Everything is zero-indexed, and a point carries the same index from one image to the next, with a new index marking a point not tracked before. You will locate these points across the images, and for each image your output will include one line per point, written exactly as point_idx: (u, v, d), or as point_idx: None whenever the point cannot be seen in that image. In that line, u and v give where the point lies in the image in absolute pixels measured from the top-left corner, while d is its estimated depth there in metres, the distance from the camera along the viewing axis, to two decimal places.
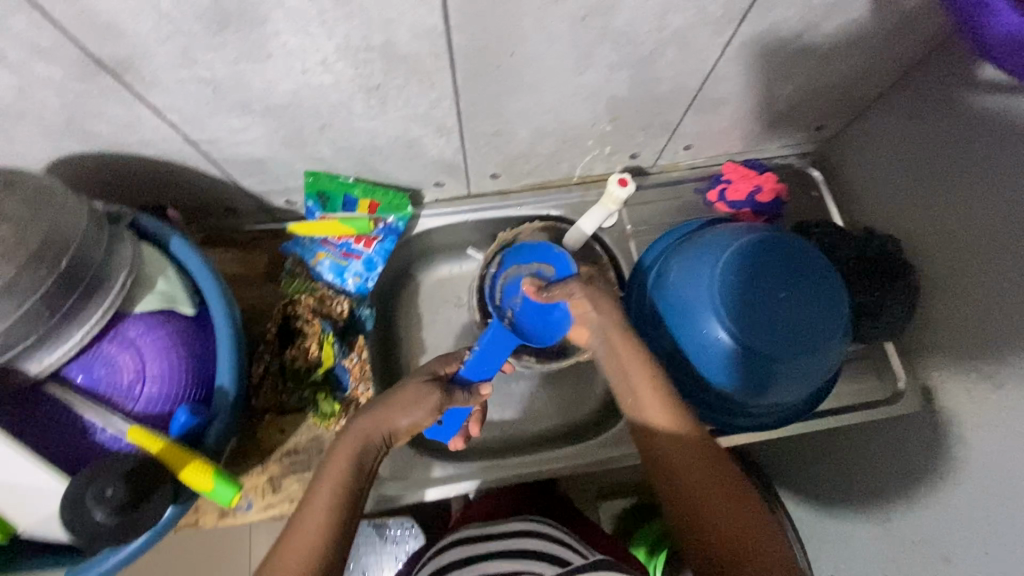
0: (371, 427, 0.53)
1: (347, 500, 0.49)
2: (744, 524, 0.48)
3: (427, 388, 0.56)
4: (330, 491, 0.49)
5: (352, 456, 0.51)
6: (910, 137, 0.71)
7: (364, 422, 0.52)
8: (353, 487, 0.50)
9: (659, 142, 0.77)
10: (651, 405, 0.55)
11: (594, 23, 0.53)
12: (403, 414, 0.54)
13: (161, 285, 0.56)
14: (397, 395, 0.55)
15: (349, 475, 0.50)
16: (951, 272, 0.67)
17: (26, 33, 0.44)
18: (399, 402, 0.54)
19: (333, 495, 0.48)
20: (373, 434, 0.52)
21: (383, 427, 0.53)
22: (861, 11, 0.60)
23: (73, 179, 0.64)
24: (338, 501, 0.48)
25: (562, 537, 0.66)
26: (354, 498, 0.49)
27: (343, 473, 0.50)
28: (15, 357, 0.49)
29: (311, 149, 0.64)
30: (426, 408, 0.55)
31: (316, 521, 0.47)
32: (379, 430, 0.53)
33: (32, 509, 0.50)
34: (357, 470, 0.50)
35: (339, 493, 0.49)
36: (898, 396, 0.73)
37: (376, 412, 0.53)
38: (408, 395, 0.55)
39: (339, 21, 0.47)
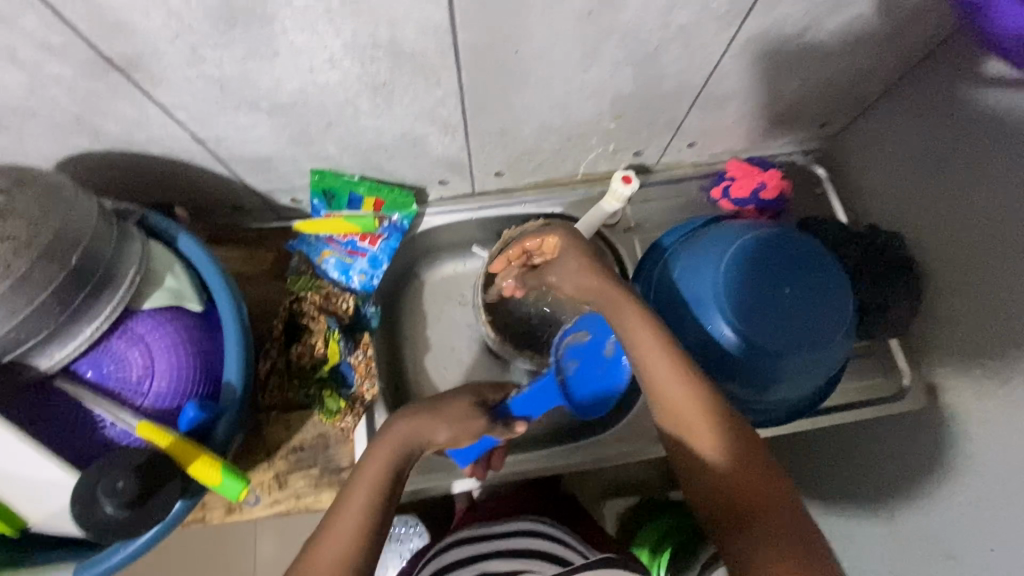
0: (403, 439, 0.53)
1: (379, 506, 0.48)
2: (783, 517, 0.46)
3: (472, 413, 0.57)
4: (364, 495, 0.49)
5: (388, 462, 0.51)
6: (915, 133, 0.71)
7: (403, 430, 0.53)
8: (386, 496, 0.49)
9: (663, 139, 0.78)
10: (681, 399, 0.51)
11: (599, 20, 0.53)
12: (442, 430, 0.55)
13: (169, 282, 0.56)
14: (440, 410, 0.56)
15: (386, 484, 0.50)
16: (956, 268, 0.67)
17: (37, 32, 0.45)
18: (439, 417, 0.55)
19: (368, 498, 0.48)
20: (408, 444, 0.52)
21: (421, 439, 0.53)
22: (865, 8, 0.60)
23: (82, 177, 0.65)
24: (374, 507, 0.48)
25: (563, 537, 0.66)
26: (388, 504, 0.49)
27: (380, 476, 0.50)
28: (26, 352, 0.49)
29: (317, 147, 0.65)
30: (467, 430, 0.56)
31: (351, 524, 0.47)
32: (413, 442, 0.53)
33: (44, 503, 0.51)
34: (392, 477, 0.50)
35: (376, 497, 0.49)
36: (903, 394, 0.73)
37: (417, 420, 0.54)
38: (453, 411, 0.56)
39: (347, 19, 0.47)
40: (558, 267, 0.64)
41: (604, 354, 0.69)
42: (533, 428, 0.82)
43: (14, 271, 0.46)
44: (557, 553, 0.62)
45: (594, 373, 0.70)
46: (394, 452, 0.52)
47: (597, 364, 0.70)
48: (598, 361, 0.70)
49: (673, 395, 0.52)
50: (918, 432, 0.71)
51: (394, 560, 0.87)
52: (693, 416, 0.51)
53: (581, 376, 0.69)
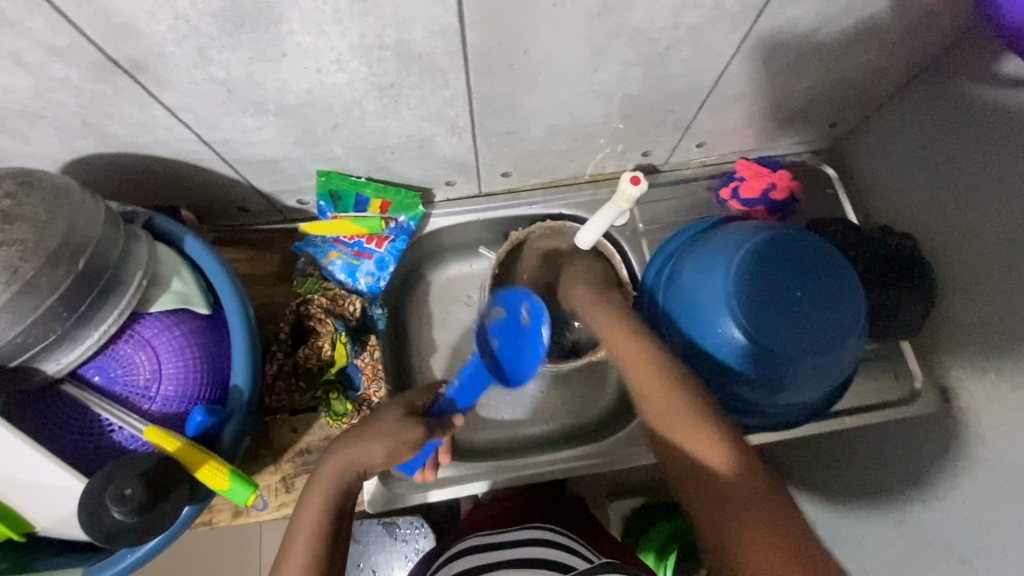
0: (337, 472, 0.52)
1: (320, 548, 0.49)
2: (763, 507, 0.48)
3: (404, 423, 0.54)
4: (305, 536, 0.50)
5: (325, 499, 0.51)
6: (927, 133, 0.70)
7: (338, 458, 0.51)
8: (325, 538, 0.50)
9: (672, 139, 0.77)
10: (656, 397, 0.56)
11: (610, 20, 0.53)
12: (374, 451, 0.52)
13: (175, 285, 0.56)
14: (370, 428, 0.53)
15: (323, 525, 0.50)
16: (969, 270, 0.66)
17: (43, 34, 0.44)
18: (369, 439, 0.52)
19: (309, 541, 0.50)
20: (344, 476, 0.52)
21: (356, 468, 0.52)
22: (880, 6, 0.59)
23: (88, 179, 0.64)
24: (314, 549, 0.49)
25: (572, 545, 0.65)
26: (331, 542, 0.50)
27: (319, 515, 0.51)
28: (33, 358, 0.49)
29: (324, 148, 0.64)
30: (398, 441, 0.52)
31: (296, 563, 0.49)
32: (347, 474, 0.52)
33: (52, 508, 0.50)
34: (329, 516, 0.51)
35: (317, 539, 0.50)
36: (913, 398, 0.73)
37: (349, 446, 0.52)
38: (384, 426, 0.53)
39: (354, 19, 0.47)
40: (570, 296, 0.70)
41: (523, 324, 0.65)
42: (539, 430, 0.82)
43: (21, 276, 0.46)
44: (564, 561, 0.62)
45: (517, 347, 0.64)
46: (330, 489, 0.51)
47: (517, 340, 0.65)
48: (523, 334, 0.65)
49: (653, 397, 0.56)
50: (929, 436, 0.70)
51: (400, 563, 0.85)
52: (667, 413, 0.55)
53: (507, 353, 0.64)
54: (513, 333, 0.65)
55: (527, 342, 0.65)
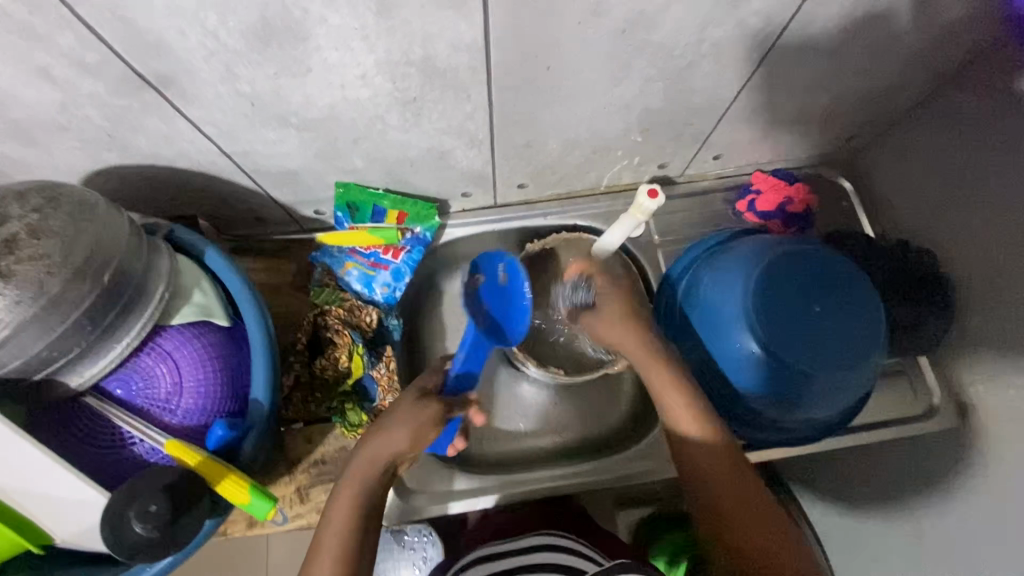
0: (368, 465, 0.55)
1: (353, 538, 0.51)
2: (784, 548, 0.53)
3: (419, 405, 0.59)
4: (339, 526, 0.52)
5: (358, 490, 0.54)
6: (947, 147, 0.70)
7: (367, 450, 0.56)
8: (358, 526, 0.52)
9: (689, 152, 0.77)
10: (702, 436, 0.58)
11: (634, 37, 0.53)
12: (400, 439, 0.56)
13: (196, 297, 0.56)
14: (390, 418, 0.58)
15: (355, 515, 0.52)
16: (991, 285, 0.65)
17: (73, 50, 0.45)
18: (394, 429, 0.57)
19: (342, 531, 0.52)
20: (375, 468, 0.55)
21: (384, 457, 0.56)
22: (904, 22, 0.59)
23: (108, 190, 0.65)
24: (347, 538, 0.51)
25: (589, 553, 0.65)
26: (363, 533, 0.52)
27: (353, 505, 0.53)
28: (57, 371, 0.49)
29: (344, 161, 0.64)
30: (418, 424, 0.57)
31: (331, 556, 0.50)
32: (376, 466, 0.55)
33: (74, 521, 0.50)
34: (362, 504, 0.53)
35: (349, 528, 0.52)
36: (931, 413, 0.72)
37: (374, 438, 0.56)
38: (403, 412, 0.58)
39: (381, 36, 0.47)
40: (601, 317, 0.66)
41: (502, 284, 0.66)
42: (552, 442, 0.81)
43: (47, 291, 0.46)
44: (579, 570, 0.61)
45: (506, 305, 0.67)
46: (361, 480, 0.54)
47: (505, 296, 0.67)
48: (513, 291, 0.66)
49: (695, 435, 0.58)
50: (948, 451, 0.69)
51: (407, 569, 0.83)
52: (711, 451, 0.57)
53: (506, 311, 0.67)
54: (495, 294, 0.67)
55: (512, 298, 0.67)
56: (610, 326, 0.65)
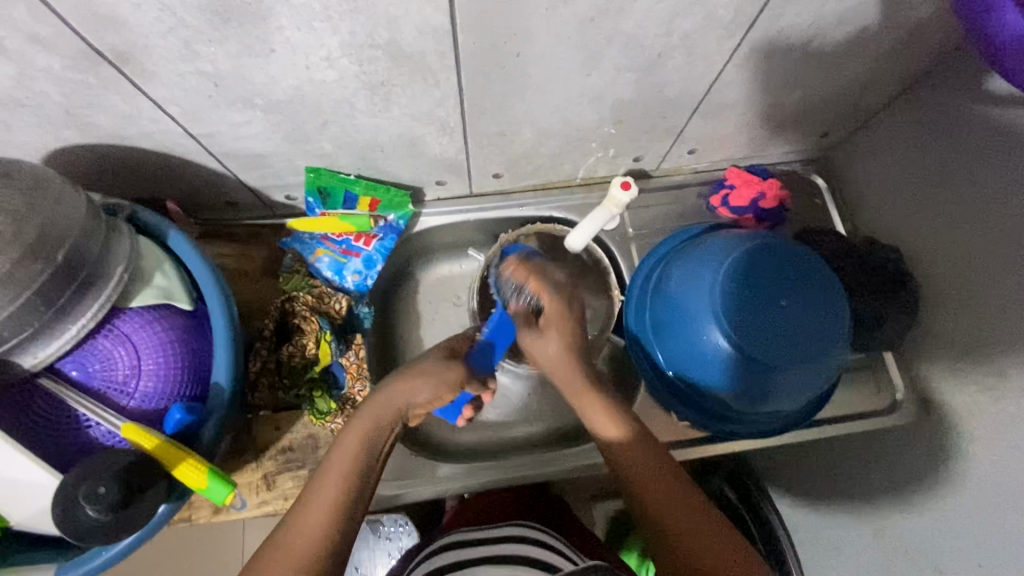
0: (385, 408, 0.54)
1: (352, 485, 0.49)
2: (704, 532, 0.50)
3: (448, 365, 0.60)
4: (339, 472, 0.49)
5: (365, 435, 0.52)
6: (915, 146, 0.71)
7: (382, 397, 0.55)
8: (360, 475, 0.50)
9: (664, 145, 0.77)
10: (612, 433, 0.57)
11: (603, 26, 0.53)
12: (420, 390, 0.56)
13: (158, 280, 0.55)
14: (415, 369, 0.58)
15: (362, 461, 0.50)
16: (954, 283, 0.66)
17: (25, 23, 0.43)
18: (417, 379, 0.56)
19: (344, 476, 0.49)
20: (387, 415, 0.54)
21: (401, 406, 0.55)
22: (872, 19, 0.59)
23: (70, 169, 0.63)
24: (347, 484, 0.49)
25: (553, 543, 0.66)
26: (362, 486, 0.50)
27: (357, 451, 0.51)
28: (10, 351, 0.48)
29: (313, 145, 0.64)
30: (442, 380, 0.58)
31: (327, 502, 0.47)
32: (394, 409, 0.55)
33: (26, 504, 0.50)
34: (367, 453, 0.51)
35: (351, 474, 0.49)
36: (894, 408, 0.74)
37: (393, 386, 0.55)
38: (427, 369, 0.59)
39: (344, 17, 0.46)
40: (543, 336, 0.61)
41: None
42: (524, 433, 0.82)
43: None
44: (541, 558, 0.62)
45: None
46: (372, 426, 0.53)
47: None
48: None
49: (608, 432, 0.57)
50: (911, 445, 0.71)
51: (381, 560, 0.86)
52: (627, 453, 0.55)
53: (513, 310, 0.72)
54: None
55: None
56: (550, 348, 0.61)
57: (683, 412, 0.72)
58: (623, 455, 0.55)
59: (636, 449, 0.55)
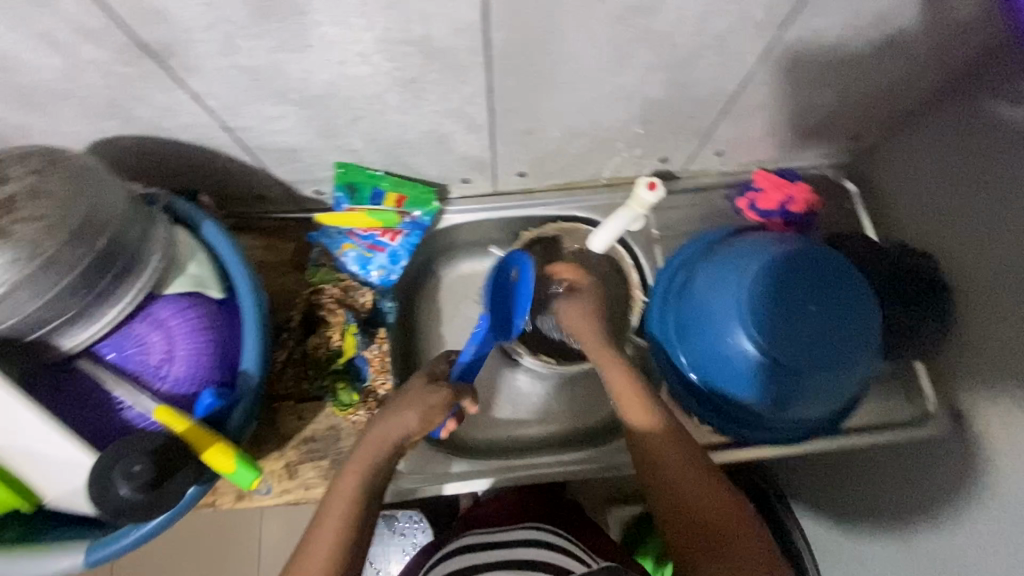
0: (377, 445, 0.55)
1: (352, 525, 0.51)
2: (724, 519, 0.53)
3: (431, 389, 0.59)
4: (338, 513, 0.51)
5: (359, 477, 0.53)
6: (951, 150, 0.69)
7: (377, 433, 0.55)
8: (358, 514, 0.51)
9: (691, 146, 0.76)
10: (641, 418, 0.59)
11: (635, 24, 0.52)
12: (411, 423, 0.56)
13: (191, 268, 0.57)
14: (404, 401, 0.57)
15: (358, 500, 0.52)
16: (990, 293, 0.64)
17: (76, 16, 0.45)
18: (405, 412, 0.56)
19: (342, 517, 0.51)
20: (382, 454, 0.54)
21: (394, 441, 0.55)
22: (910, 20, 0.58)
23: (110, 160, 0.65)
24: (347, 524, 0.51)
25: (566, 546, 0.65)
26: (363, 522, 0.52)
27: (351, 495, 0.52)
28: (51, 332, 0.50)
29: (343, 140, 0.65)
30: (430, 406, 0.58)
31: (330, 539, 0.50)
32: (387, 446, 0.55)
33: (61, 481, 0.51)
34: (363, 494, 0.52)
35: (348, 515, 0.51)
36: (928, 419, 0.71)
37: (385, 422, 0.56)
38: (415, 396, 0.58)
39: (380, 13, 0.47)
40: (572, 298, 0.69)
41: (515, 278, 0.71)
42: (542, 432, 0.81)
43: (43, 252, 0.46)
44: (553, 562, 0.61)
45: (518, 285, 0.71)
46: (369, 464, 0.54)
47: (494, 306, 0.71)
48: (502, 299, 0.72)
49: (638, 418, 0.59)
50: (940, 458, 0.69)
51: (396, 556, 0.87)
52: (655, 440, 0.58)
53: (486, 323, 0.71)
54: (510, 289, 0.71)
55: (520, 277, 0.71)
56: (579, 308, 0.68)
57: (706, 415, 0.72)
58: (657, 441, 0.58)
59: (675, 441, 0.57)
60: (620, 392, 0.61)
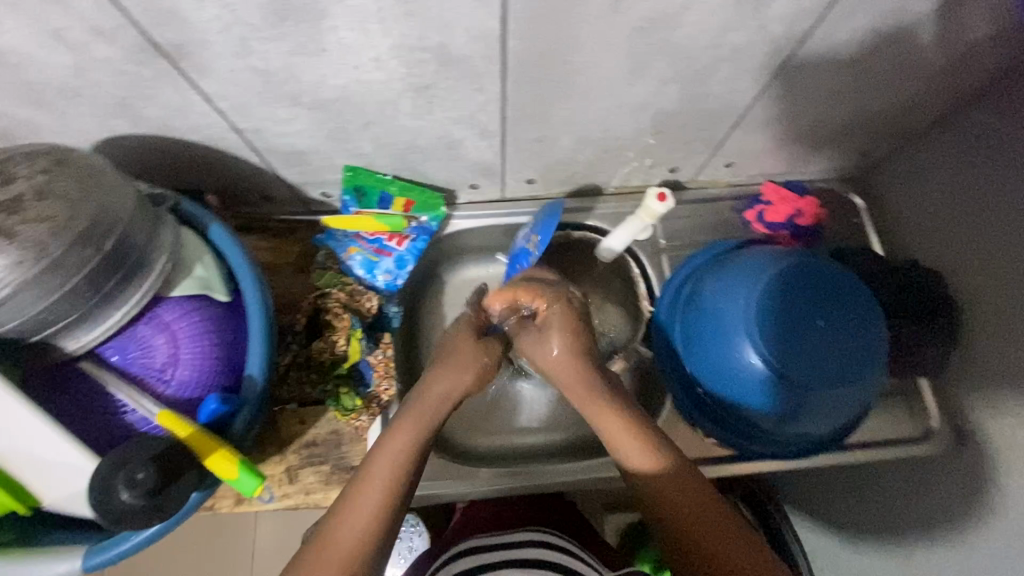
0: (437, 400, 0.57)
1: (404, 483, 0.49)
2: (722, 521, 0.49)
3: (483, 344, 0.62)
4: (389, 471, 0.50)
5: (414, 431, 0.53)
6: (960, 167, 0.69)
7: (439, 386, 0.58)
8: (406, 478, 0.50)
9: (701, 157, 0.76)
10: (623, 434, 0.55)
11: (653, 36, 0.52)
12: (466, 374, 0.59)
13: (198, 270, 0.57)
14: (458, 357, 0.60)
15: (416, 449, 0.52)
16: (997, 311, 0.64)
17: (89, 15, 0.45)
18: (460, 366, 0.60)
19: (392, 475, 0.49)
20: (440, 408, 0.56)
21: (450, 394, 0.58)
22: (926, 39, 0.58)
23: (117, 158, 0.65)
24: (399, 483, 0.49)
25: (574, 549, 0.66)
26: (415, 474, 0.51)
27: (406, 449, 0.52)
28: (55, 334, 0.49)
29: (353, 144, 0.64)
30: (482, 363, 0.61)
31: (382, 482, 0.49)
32: (445, 402, 0.57)
33: (61, 485, 0.50)
34: (414, 456, 0.51)
35: (400, 473, 0.50)
36: (926, 436, 0.71)
37: (446, 376, 0.59)
38: (469, 352, 0.61)
39: (398, 20, 0.47)
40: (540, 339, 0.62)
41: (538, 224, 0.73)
42: (543, 440, 0.81)
43: (50, 253, 0.45)
44: (564, 563, 0.62)
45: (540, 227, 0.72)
46: (428, 418, 0.55)
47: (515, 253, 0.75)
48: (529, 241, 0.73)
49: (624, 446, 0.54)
50: (943, 476, 0.68)
51: (393, 560, 0.84)
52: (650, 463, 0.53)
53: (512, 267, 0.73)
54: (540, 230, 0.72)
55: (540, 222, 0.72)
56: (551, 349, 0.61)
57: (710, 427, 0.71)
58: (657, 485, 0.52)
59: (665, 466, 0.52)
60: (609, 431, 0.55)
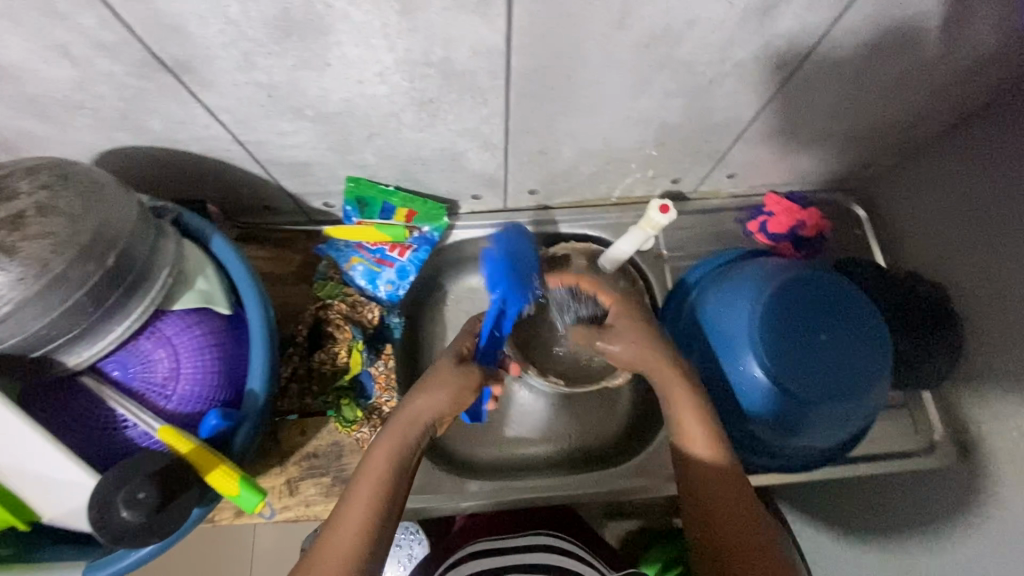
0: (413, 421, 0.56)
1: (378, 514, 0.49)
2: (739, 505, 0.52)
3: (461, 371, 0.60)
4: (364, 504, 0.50)
5: (390, 455, 0.53)
6: (963, 181, 0.69)
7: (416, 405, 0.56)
8: (387, 502, 0.50)
9: (703, 168, 0.76)
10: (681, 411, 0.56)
11: (657, 51, 0.52)
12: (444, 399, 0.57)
13: (199, 284, 0.56)
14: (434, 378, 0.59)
15: (394, 471, 0.52)
16: (998, 326, 0.63)
17: (93, 30, 0.44)
18: (434, 389, 0.57)
19: (367, 507, 0.50)
20: (415, 427, 0.55)
21: (427, 415, 0.56)
22: (931, 55, 0.58)
23: (118, 169, 0.64)
24: (374, 513, 0.49)
25: (579, 552, 0.67)
26: (395, 495, 0.51)
27: (383, 471, 0.52)
28: (56, 349, 0.49)
29: (356, 156, 0.64)
30: (459, 388, 0.58)
31: (363, 505, 0.50)
32: (419, 424, 0.56)
33: (61, 500, 0.50)
34: (389, 487, 0.51)
35: (374, 507, 0.50)
36: (930, 450, 0.71)
37: (425, 394, 0.57)
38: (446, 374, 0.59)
39: (403, 35, 0.46)
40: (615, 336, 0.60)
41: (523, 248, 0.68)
42: (545, 451, 0.80)
43: (51, 269, 0.45)
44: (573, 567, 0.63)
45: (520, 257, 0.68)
46: (405, 438, 0.54)
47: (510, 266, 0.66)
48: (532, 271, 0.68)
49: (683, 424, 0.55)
50: (944, 489, 0.68)
51: (392, 566, 0.84)
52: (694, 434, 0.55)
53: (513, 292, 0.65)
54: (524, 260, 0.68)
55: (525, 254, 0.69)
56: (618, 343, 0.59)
57: None
58: (711, 481, 0.53)
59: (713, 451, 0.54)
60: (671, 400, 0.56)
